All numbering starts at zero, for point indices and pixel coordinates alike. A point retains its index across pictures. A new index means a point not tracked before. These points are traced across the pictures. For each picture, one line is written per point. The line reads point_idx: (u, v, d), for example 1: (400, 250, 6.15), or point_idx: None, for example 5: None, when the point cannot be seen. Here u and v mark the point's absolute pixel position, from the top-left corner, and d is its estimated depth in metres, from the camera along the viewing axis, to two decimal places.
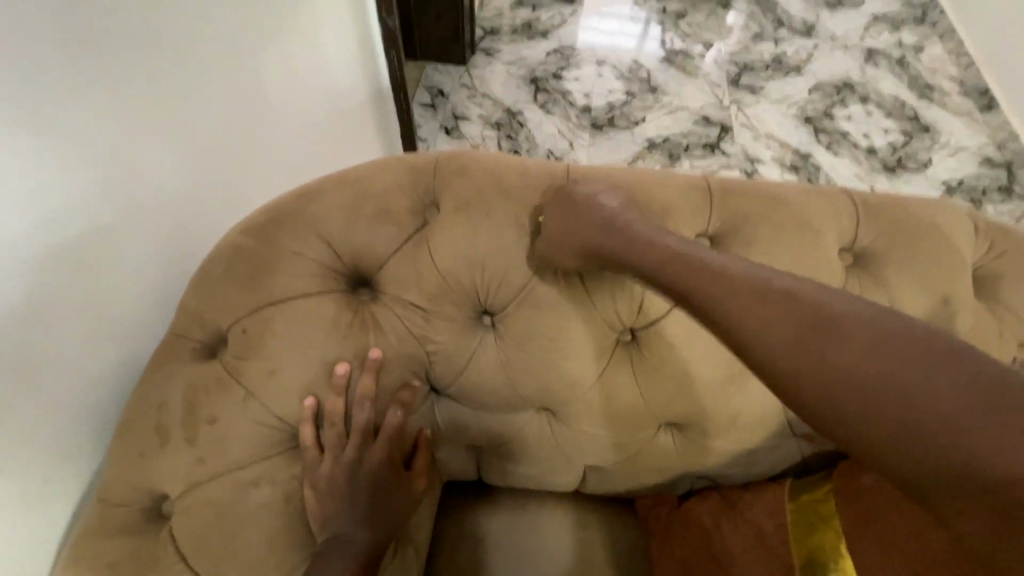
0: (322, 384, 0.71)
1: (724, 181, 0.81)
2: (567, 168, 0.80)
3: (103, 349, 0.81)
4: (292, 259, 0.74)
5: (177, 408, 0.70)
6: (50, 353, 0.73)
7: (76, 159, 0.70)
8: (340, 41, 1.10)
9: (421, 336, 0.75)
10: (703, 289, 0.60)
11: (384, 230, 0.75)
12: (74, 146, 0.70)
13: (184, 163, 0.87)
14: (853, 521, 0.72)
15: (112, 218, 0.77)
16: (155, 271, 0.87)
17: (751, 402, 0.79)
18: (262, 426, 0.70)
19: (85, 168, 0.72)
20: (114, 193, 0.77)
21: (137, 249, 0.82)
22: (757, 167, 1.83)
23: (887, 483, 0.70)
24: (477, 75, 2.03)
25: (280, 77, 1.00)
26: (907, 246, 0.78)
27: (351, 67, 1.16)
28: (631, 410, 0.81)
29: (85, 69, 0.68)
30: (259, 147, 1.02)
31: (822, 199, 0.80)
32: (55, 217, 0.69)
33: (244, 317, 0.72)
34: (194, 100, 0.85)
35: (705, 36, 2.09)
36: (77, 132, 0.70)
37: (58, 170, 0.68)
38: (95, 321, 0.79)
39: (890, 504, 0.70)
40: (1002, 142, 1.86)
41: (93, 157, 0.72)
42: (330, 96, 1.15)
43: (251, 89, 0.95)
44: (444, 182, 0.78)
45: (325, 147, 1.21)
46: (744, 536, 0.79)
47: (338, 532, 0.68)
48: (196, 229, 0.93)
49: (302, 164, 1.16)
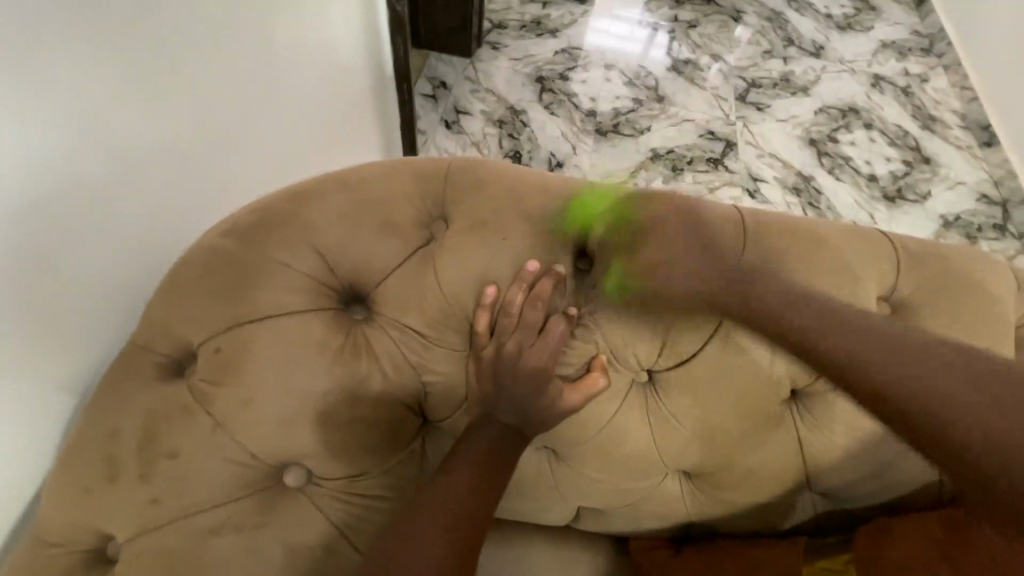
0: (302, 419, 0.63)
1: (758, 213, 0.74)
2: (591, 185, 0.73)
3: (66, 345, 0.74)
4: (279, 271, 0.65)
5: (134, 435, 0.62)
6: (21, 341, 0.68)
7: (48, 123, 0.62)
8: (355, 35, 1.04)
9: (419, 365, 0.66)
10: (814, 321, 0.63)
11: (384, 246, 0.67)
12: (50, 111, 0.62)
13: (183, 159, 0.81)
14: (874, 539, 0.71)
15: (86, 199, 0.70)
16: (135, 261, 0.80)
17: (771, 456, 0.73)
18: (232, 464, 0.62)
19: (80, 160, 0.67)
20: (85, 177, 0.69)
21: (108, 239, 0.75)
22: (758, 186, 1.78)
23: (916, 514, 0.71)
24: (481, 69, 1.95)
25: (298, 69, 0.95)
26: (947, 298, 0.72)
27: (360, 54, 1.08)
28: (642, 457, 0.74)
29: (74, 39, 0.61)
30: (266, 141, 0.96)
31: (861, 240, 0.74)
32: (39, 200, 0.64)
33: (219, 333, 0.64)
34: (195, 77, 0.77)
35: (715, 49, 2.03)
36: (55, 98, 0.62)
37: (52, 159, 0.64)
38: (58, 318, 0.71)
39: (916, 527, 0.69)
40: (1000, 180, 1.81)
41: (69, 126, 0.65)
42: (338, 84, 1.07)
43: (261, 87, 0.89)
44: (455, 196, 0.70)
45: (332, 140, 1.14)
46: (766, 554, 0.76)
47: (358, 545, 0.65)
48: (182, 226, 0.86)
49: (311, 156, 1.10)
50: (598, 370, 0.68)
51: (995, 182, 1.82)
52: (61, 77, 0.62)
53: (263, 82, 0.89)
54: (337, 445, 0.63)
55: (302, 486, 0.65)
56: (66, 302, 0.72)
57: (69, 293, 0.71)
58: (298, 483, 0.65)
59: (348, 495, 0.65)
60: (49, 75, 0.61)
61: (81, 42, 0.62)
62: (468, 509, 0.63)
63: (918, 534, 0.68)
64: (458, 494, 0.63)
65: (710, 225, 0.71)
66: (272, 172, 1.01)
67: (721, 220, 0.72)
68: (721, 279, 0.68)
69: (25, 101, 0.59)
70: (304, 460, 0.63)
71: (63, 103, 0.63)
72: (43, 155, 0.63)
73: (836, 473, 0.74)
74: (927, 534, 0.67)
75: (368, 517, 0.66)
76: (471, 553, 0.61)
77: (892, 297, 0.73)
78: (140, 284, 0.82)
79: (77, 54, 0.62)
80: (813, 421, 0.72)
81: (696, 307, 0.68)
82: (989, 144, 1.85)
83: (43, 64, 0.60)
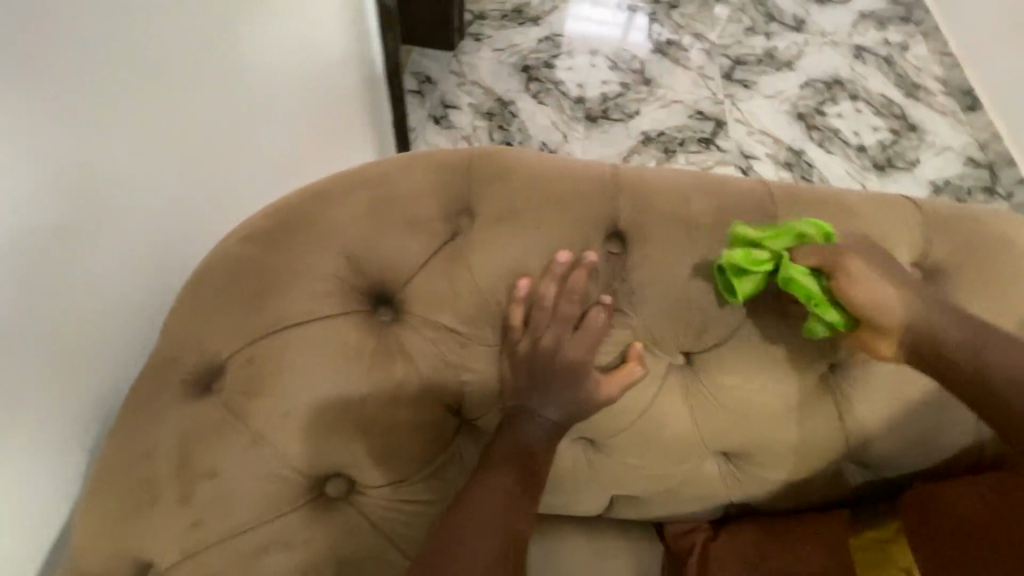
0: (341, 428, 0.60)
1: (782, 186, 0.73)
2: (612, 169, 0.71)
3: (82, 369, 0.71)
4: (301, 277, 0.62)
5: (168, 458, 0.59)
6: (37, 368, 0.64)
7: (46, 138, 0.59)
8: (347, 34, 1.02)
9: (455, 364, 0.64)
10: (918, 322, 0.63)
11: (410, 243, 0.64)
12: (46, 124, 0.58)
13: (183, 166, 0.78)
14: (918, 507, 0.71)
15: (83, 214, 0.65)
16: (138, 279, 0.76)
17: (814, 432, 0.72)
18: (272, 479, 0.60)
19: (82, 169, 0.64)
20: (92, 185, 0.65)
21: (113, 249, 0.71)
22: (752, 163, 1.78)
23: (963, 482, 0.70)
24: (466, 62, 1.91)
25: (294, 67, 0.92)
26: (976, 261, 0.71)
27: (353, 53, 1.06)
28: (684, 442, 0.73)
29: (73, 40, 0.58)
30: (263, 144, 0.93)
31: (887, 207, 0.73)
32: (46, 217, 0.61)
33: (244, 348, 0.61)
34: (197, 67, 0.74)
35: (698, 28, 2.01)
36: (54, 96, 0.58)
37: (57, 174, 0.61)
38: (67, 345, 0.68)
39: (964, 495, 0.68)
40: (986, 143, 1.82)
41: (68, 129, 0.61)
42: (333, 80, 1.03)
43: (257, 87, 0.86)
44: (477, 187, 0.67)
45: (327, 142, 1.10)
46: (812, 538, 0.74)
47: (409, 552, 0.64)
48: (183, 238, 0.82)
49: (307, 160, 1.06)
50: (634, 360, 0.66)
51: (980, 145, 1.84)
52: (58, 83, 0.58)
53: (256, 78, 0.85)
54: (378, 452, 0.61)
55: (346, 495, 0.63)
56: (73, 318, 0.68)
57: (80, 314, 0.68)
58: (343, 493, 0.63)
59: (394, 504, 0.63)
60: (49, 79, 0.57)
61: (86, 31, 0.59)
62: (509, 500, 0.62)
63: (963, 505, 0.68)
64: (501, 495, 0.61)
65: (737, 202, 0.70)
66: (268, 177, 0.97)
67: (747, 195, 0.71)
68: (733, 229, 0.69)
69: (29, 107, 0.56)
70: (346, 469, 0.61)
71: (62, 108, 0.60)
72: (43, 175, 0.60)
73: (879, 444, 0.73)
74: (971, 507, 0.67)
75: (414, 523, 0.64)
76: (522, 543, 0.61)
77: (925, 262, 0.72)
78: (144, 303, 0.78)
79: (76, 57, 0.59)
80: (853, 392, 0.71)
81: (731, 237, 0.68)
82: (973, 107, 1.86)
83: (43, 68, 0.56)
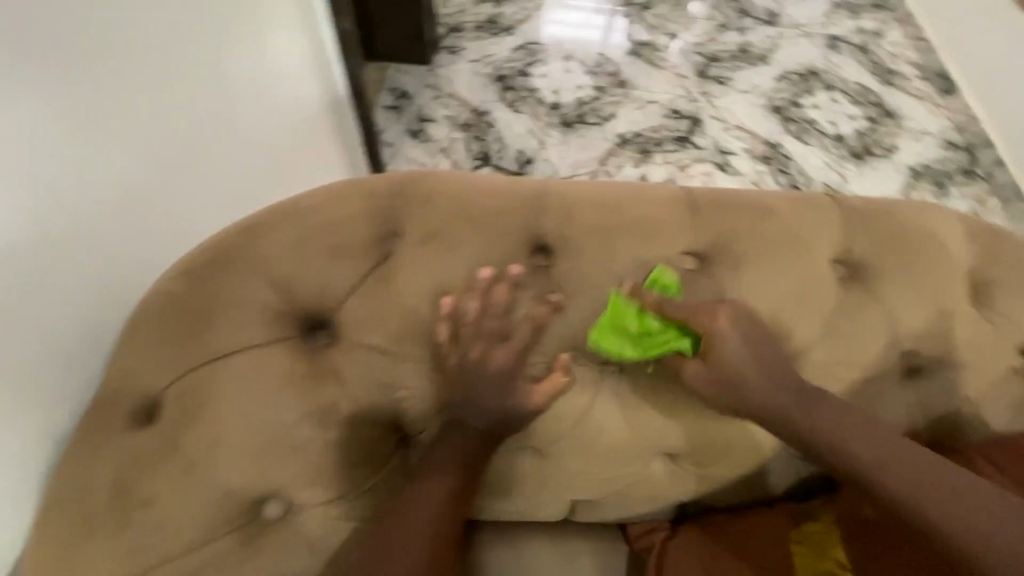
0: (273, 451, 0.63)
1: (704, 193, 0.76)
2: (538, 185, 0.74)
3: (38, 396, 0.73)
4: (235, 306, 0.65)
5: (107, 489, 0.61)
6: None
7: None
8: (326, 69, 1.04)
9: (388, 383, 0.66)
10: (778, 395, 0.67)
11: (340, 269, 0.67)
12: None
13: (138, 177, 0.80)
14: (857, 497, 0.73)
15: (44, 221, 0.69)
16: (92, 292, 0.77)
17: (743, 429, 0.75)
18: (205, 505, 0.62)
19: (40, 172, 0.67)
20: (63, 192, 0.70)
21: (95, 253, 0.76)
22: (728, 159, 1.80)
23: None
24: (443, 75, 1.94)
25: (263, 89, 0.94)
26: (898, 255, 0.73)
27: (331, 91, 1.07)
28: (620, 446, 0.75)
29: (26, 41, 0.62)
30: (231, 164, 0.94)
31: (806, 207, 0.75)
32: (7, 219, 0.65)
33: (179, 378, 0.64)
34: (175, 76, 0.80)
35: (671, 28, 2.04)
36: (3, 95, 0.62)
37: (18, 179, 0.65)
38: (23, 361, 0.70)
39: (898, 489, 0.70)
40: (963, 125, 1.85)
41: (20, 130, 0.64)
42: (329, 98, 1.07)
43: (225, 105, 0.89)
44: (404, 210, 0.70)
45: (303, 171, 1.10)
46: (761, 534, 0.77)
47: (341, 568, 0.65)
48: (139, 255, 0.83)
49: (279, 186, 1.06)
50: (559, 371, 0.69)
51: (958, 127, 1.86)
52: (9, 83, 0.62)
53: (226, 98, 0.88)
54: (311, 472, 0.64)
55: (282, 517, 0.65)
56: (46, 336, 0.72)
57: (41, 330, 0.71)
58: (281, 515, 0.65)
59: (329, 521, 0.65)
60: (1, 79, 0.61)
61: (64, 42, 0.65)
62: (452, 502, 0.65)
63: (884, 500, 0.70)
64: (433, 498, 0.65)
65: (657, 211, 0.73)
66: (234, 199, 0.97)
67: (668, 205, 0.74)
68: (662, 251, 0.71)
69: None
70: (280, 491, 0.64)
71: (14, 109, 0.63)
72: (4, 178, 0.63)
73: None
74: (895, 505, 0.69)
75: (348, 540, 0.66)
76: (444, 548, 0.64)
77: (847, 258, 0.74)
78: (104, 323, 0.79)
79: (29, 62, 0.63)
80: None
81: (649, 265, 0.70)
82: (950, 90, 1.90)
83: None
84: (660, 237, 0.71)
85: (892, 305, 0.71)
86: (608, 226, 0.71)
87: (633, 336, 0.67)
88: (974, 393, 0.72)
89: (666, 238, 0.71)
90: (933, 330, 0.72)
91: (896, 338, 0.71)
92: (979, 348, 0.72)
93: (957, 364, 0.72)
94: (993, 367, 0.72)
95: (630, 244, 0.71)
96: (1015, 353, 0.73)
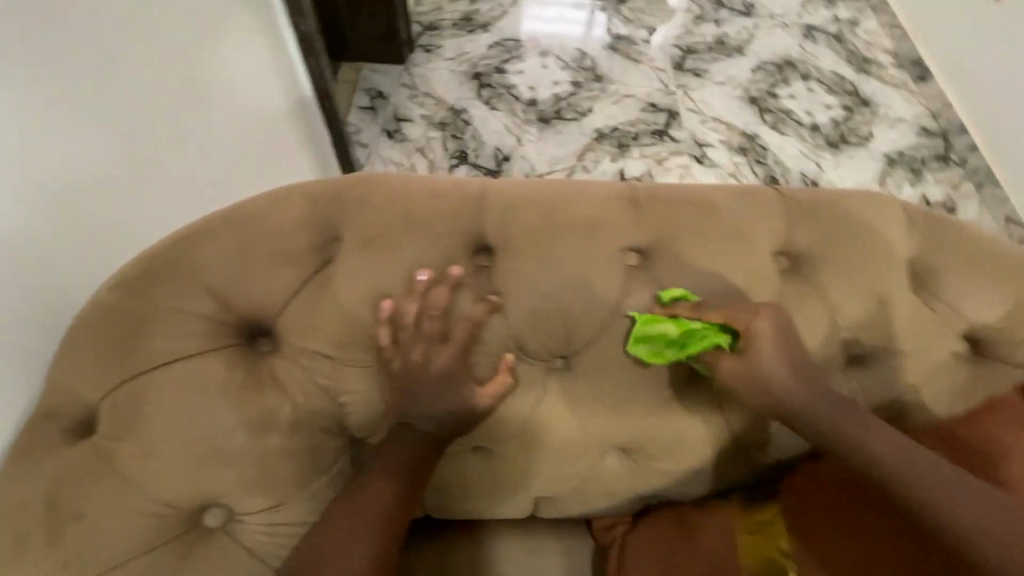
0: (211, 460, 0.63)
1: (649, 189, 0.76)
2: (481, 185, 0.74)
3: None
4: (171, 315, 0.65)
5: (37, 504, 0.60)
6: None
7: None
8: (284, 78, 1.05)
9: (331, 388, 0.67)
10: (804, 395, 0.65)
11: (279, 276, 0.67)
12: None
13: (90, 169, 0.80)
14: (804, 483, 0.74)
15: None
16: (35, 292, 0.73)
17: (690, 422, 0.75)
18: (140, 517, 0.62)
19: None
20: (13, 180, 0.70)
21: (45, 247, 0.74)
22: (705, 151, 1.80)
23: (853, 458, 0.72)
24: (419, 73, 1.92)
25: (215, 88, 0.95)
26: (839, 247, 0.74)
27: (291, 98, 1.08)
28: (569, 443, 0.76)
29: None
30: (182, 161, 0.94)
31: (748, 200, 0.76)
32: None
33: (113, 390, 0.63)
34: (137, 75, 0.82)
35: (649, 21, 2.03)
36: None
37: None
38: None
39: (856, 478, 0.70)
40: (937, 112, 1.86)
41: None
42: (298, 101, 1.09)
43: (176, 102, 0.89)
44: (344, 215, 0.70)
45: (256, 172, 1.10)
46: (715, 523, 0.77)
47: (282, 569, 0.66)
48: (85, 252, 0.81)
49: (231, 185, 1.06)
50: (504, 371, 0.69)
51: (933, 114, 1.87)
52: None
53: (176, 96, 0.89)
54: (248, 480, 0.64)
55: (221, 526, 0.65)
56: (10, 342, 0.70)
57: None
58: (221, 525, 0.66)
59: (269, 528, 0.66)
60: None
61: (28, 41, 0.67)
62: (406, 502, 0.66)
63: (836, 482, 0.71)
64: (381, 499, 0.64)
65: (599, 209, 0.73)
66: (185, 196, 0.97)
67: (611, 203, 0.74)
68: (606, 248, 0.71)
69: None
70: (220, 499, 0.64)
71: None
72: None
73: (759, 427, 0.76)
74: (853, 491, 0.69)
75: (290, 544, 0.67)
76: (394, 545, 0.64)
77: (789, 250, 0.74)
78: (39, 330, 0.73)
79: None
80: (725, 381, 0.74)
81: (590, 262, 0.71)
82: (924, 77, 1.92)
83: None
84: (601, 235, 0.72)
85: (831, 296, 0.72)
86: (548, 224, 0.71)
87: (669, 340, 0.67)
88: (915, 380, 0.73)
89: (607, 235, 0.72)
90: (873, 320, 0.72)
91: (836, 328, 0.72)
92: (920, 336, 0.73)
93: (898, 352, 0.73)
94: (934, 355, 0.73)
95: (571, 243, 0.71)
96: (957, 340, 0.74)
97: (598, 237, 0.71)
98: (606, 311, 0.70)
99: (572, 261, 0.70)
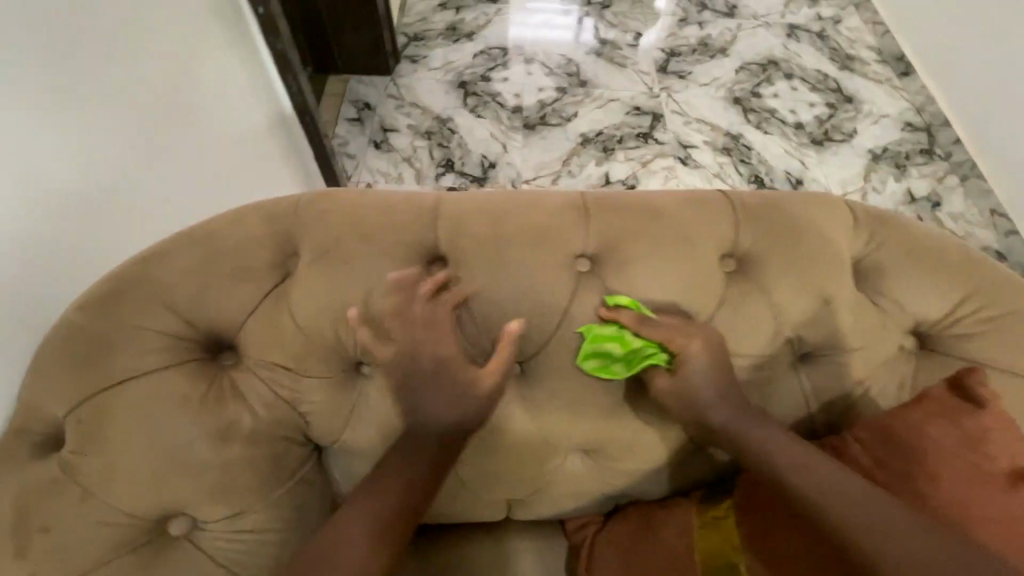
0: (173, 472, 0.65)
1: (601, 197, 0.79)
2: (436, 198, 0.77)
3: None
4: (133, 333, 0.68)
5: (7, 518, 0.63)
6: None
7: None
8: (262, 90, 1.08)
9: (293, 398, 0.70)
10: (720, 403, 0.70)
11: (238, 292, 0.70)
12: None
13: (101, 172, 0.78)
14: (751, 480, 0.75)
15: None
16: (33, 300, 0.70)
17: (645, 423, 0.77)
18: (105, 527, 0.65)
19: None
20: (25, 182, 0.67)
21: (47, 255, 0.71)
22: (689, 152, 1.82)
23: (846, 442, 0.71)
24: (404, 84, 1.95)
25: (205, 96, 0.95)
26: (785, 248, 0.76)
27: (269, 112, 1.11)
28: (527, 446, 0.78)
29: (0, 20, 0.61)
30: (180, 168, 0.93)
31: (696, 205, 0.78)
32: None
33: (77, 406, 0.66)
34: (141, 81, 0.82)
35: (633, 25, 2.06)
36: None
37: None
38: None
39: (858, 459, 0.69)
40: (921, 107, 1.88)
41: None
42: (274, 117, 1.12)
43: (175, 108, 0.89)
44: (302, 231, 0.72)
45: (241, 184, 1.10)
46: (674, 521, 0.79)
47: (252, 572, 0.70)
48: (84, 261, 0.77)
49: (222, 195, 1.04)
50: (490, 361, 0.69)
51: (917, 109, 1.89)
52: None
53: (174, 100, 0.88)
54: (208, 490, 0.67)
55: (187, 532, 0.69)
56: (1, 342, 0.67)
57: None
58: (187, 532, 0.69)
59: (234, 533, 0.69)
60: None
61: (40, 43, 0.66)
62: (421, 496, 0.66)
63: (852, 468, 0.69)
64: (393, 496, 0.64)
65: (550, 218, 0.76)
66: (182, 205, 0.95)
67: (562, 212, 0.76)
68: (558, 256, 0.74)
69: None
70: (183, 508, 0.67)
71: None
72: None
73: None
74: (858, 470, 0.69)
75: (256, 549, 0.70)
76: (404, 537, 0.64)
77: (737, 251, 0.76)
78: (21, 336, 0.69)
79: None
80: None
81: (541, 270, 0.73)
82: (908, 72, 1.93)
83: None
84: (553, 242, 0.74)
85: (777, 295, 0.74)
86: (498, 234, 0.74)
87: (613, 356, 0.72)
88: (863, 375, 0.75)
89: (558, 243, 0.74)
90: (819, 318, 0.74)
91: (782, 327, 0.74)
92: (866, 332, 0.75)
93: (847, 349, 0.75)
94: (882, 349, 0.75)
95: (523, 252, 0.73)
96: (903, 334, 0.77)
97: (550, 244, 0.74)
98: (557, 316, 0.72)
99: (523, 268, 0.73)
